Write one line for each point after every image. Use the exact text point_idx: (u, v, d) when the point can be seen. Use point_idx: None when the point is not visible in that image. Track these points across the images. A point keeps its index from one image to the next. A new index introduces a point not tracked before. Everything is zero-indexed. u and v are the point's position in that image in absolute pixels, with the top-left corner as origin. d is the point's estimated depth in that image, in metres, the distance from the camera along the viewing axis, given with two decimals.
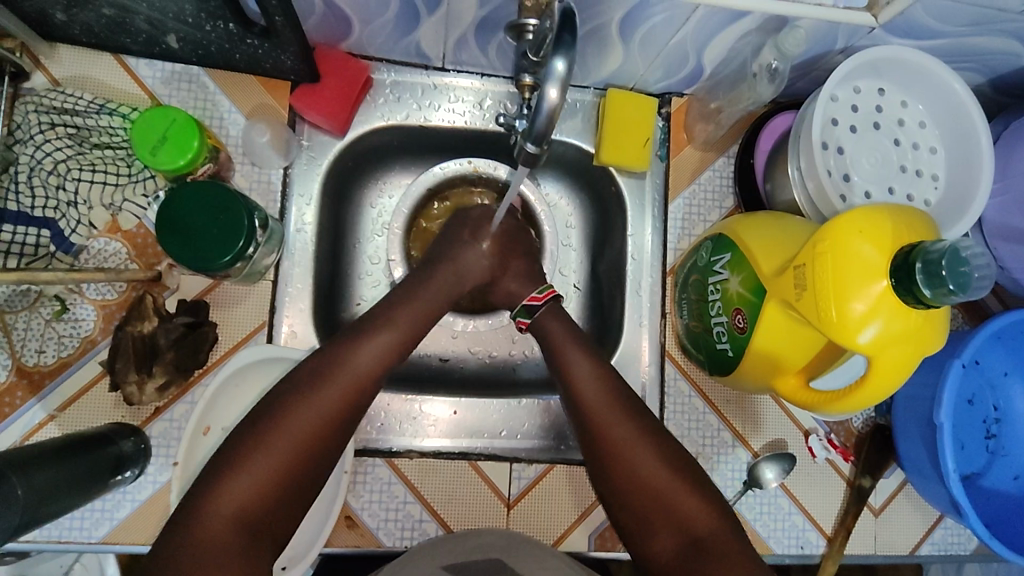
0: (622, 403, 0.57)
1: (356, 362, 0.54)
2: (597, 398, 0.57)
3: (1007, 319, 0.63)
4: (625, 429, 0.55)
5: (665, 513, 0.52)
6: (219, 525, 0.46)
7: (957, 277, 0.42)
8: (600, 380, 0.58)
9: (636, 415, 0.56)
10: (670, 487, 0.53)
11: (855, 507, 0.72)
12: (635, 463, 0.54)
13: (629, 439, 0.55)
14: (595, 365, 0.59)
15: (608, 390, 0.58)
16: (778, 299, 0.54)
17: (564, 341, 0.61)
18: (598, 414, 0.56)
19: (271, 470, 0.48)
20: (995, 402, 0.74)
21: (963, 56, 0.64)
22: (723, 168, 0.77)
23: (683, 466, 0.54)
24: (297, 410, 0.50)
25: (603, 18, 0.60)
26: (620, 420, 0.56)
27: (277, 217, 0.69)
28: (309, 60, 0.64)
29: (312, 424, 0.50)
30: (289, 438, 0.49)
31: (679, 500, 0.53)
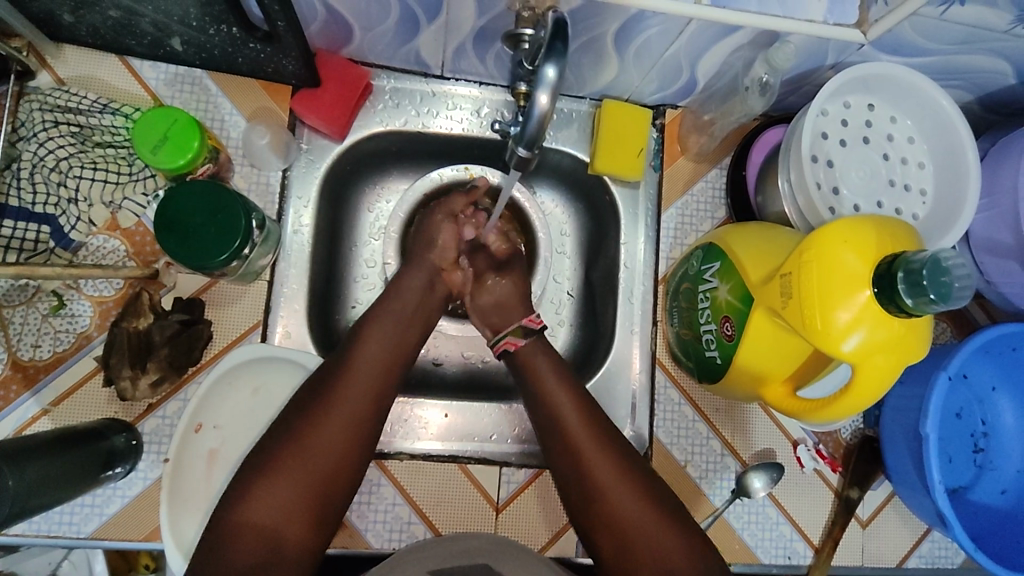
0: (599, 440, 0.58)
1: (365, 383, 0.57)
2: (575, 428, 0.59)
3: (992, 333, 0.65)
4: (603, 463, 0.57)
5: (639, 547, 0.54)
6: (250, 536, 0.50)
7: (938, 285, 0.43)
8: (581, 413, 0.60)
9: (615, 448, 0.58)
10: (648, 522, 0.54)
11: (842, 518, 0.72)
12: (612, 495, 0.56)
13: (607, 472, 0.57)
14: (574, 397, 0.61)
15: (589, 422, 0.59)
16: (764, 307, 0.54)
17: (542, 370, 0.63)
18: (579, 445, 0.58)
19: (298, 488, 0.52)
20: (983, 417, 0.75)
21: (951, 74, 0.66)
22: (716, 179, 0.78)
23: (661, 501, 0.56)
24: (316, 430, 0.54)
25: (599, 30, 0.61)
26: (598, 452, 0.58)
27: (275, 218, 0.70)
28: (310, 65, 0.66)
29: (333, 443, 0.54)
30: (306, 455, 0.53)
31: (658, 541, 0.54)
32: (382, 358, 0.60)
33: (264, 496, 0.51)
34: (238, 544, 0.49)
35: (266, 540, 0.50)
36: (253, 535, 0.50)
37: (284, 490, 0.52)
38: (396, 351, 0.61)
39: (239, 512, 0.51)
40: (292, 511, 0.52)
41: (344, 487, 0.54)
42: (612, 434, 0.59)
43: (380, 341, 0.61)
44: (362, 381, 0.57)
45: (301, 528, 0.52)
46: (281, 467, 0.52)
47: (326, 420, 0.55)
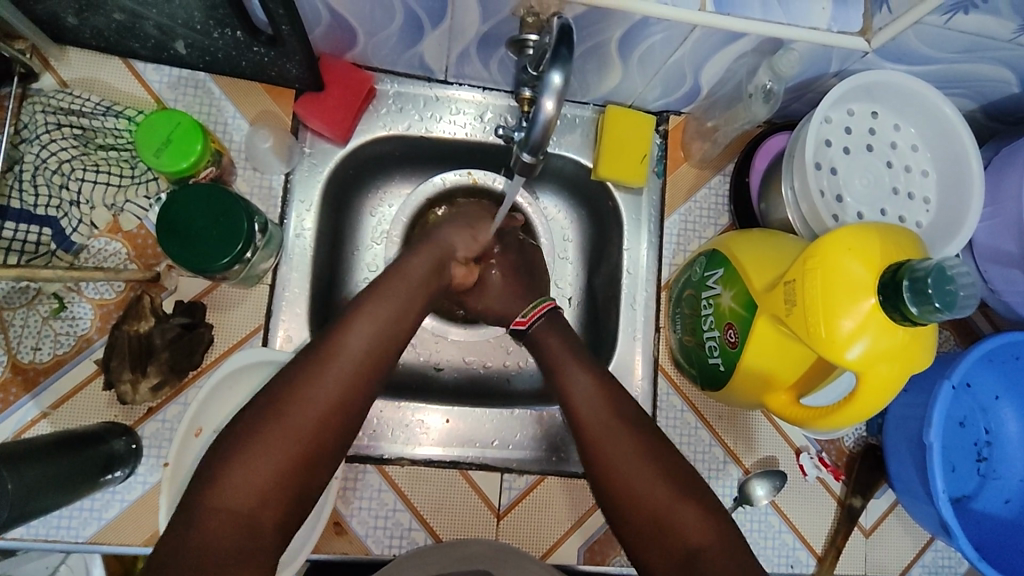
0: (615, 414, 0.58)
1: (350, 361, 0.54)
2: (589, 410, 0.58)
3: (995, 341, 0.64)
4: (618, 444, 0.56)
5: (657, 527, 0.53)
6: (223, 522, 0.47)
7: (943, 294, 0.43)
8: (598, 390, 0.60)
9: (630, 427, 0.57)
10: (661, 496, 0.54)
11: (845, 527, 0.72)
12: (627, 476, 0.55)
13: (621, 454, 0.56)
14: (589, 378, 0.60)
15: (604, 400, 0.59)
16: (768, 315, 0.54)
17: (559, 357, 0.63)
18: (590, 423, 0.58)
19: (274, 467, 0.50)
20: (987, 426, 0.75)
21: (954, 82, 0.66)
22: (718, 186, 0.78)
23: (678, 475, 0.55)
24: (292, 409, 0.51)
25: (603, 35, 0.61)
26: (613, 433, 0.57)
27: (277, 222, 0.70)
28: (313, 69, 0.66)
29: (308, 422, 0.51)
30: (282, 436, 0.50)
31: (673, 515, 0.53)
32: (374, 333, 0.56)
33: (235, 477, 0.49)
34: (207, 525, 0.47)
35: (239, 523, 0.48)
36: (226, 518, 0.48)
37: (257, 470, 0.49)
38: (390, 327, 0.57)
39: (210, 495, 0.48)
40: (264, 493, 0.49)
41: (317, 469, 0.52)
42: (628, 409, 0.58)
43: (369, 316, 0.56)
44: (345, 357, 0.54)
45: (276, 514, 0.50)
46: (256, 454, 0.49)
47: (306, 397, 0.52)
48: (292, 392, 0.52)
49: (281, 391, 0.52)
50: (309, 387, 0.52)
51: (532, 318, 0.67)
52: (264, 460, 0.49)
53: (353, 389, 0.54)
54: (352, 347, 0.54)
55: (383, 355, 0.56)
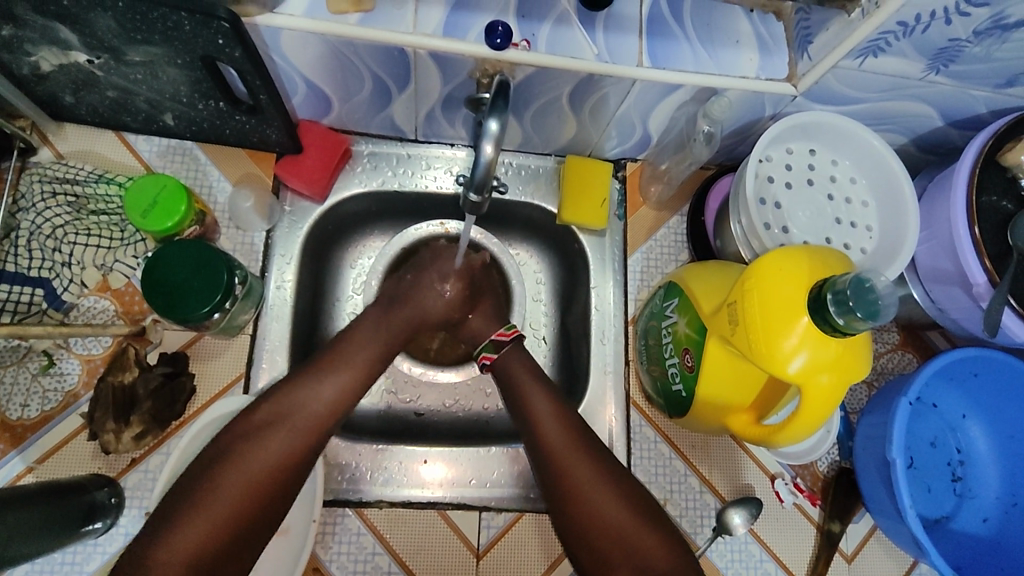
0: (581, 442, 0.60)
1: (306, 419, 0.58)
2: (562, 443, 0.60)
3: (946, 359, 0.67)
4: (591, 474, 0.58)
5: (622, 552, 0.56)
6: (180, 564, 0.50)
7: (866, 302, 0.46)
8: (562, 422, 0.61)
9: (597, 457, 0.59)
10: (626, 522, 0.56)
11: (826, 552, 0.71)
12: (599, 505, 0.57)
13: (590, 482, 0.58)
14: (558, 421, 0.61)
15: (569, 428, 0.61)
16: (718, 336, 0.57)
17: (531, 398, 0.64)
18: (554, 449, 0.60)
19: (234, 508, 0.53)
20: (957, 444, 0.76)
21: (883, 119, 0.71)
22: (677, 226, 0.82)
23: (639, 500, 0.58)
24: (247, 455, 0.54)
25: (554, 92, 0.68)
26: (583, 464, 0.59)
27: (258, 275, 0.73)
28: (292, 133, 0.72)
29: (262, 463, 0.55)
30: (241, 481, 0.53)
31: (638, 539, 0.56)
32: (333, 384, 0.60)
33: (186, 525, 0.51)
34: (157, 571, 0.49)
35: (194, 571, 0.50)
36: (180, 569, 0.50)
37: (215, 514, 0.52)
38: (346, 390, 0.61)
39: (157, 547, 0.50)
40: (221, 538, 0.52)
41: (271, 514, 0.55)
42: (592, 437, 0.61)
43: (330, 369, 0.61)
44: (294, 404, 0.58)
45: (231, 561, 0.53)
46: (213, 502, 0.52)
47: (264, 438, 0.55)
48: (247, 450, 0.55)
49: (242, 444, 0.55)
50: (266, 433, 0.56)
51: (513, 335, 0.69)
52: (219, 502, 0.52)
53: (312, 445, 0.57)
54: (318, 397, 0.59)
55: (338, 403, 0.60)
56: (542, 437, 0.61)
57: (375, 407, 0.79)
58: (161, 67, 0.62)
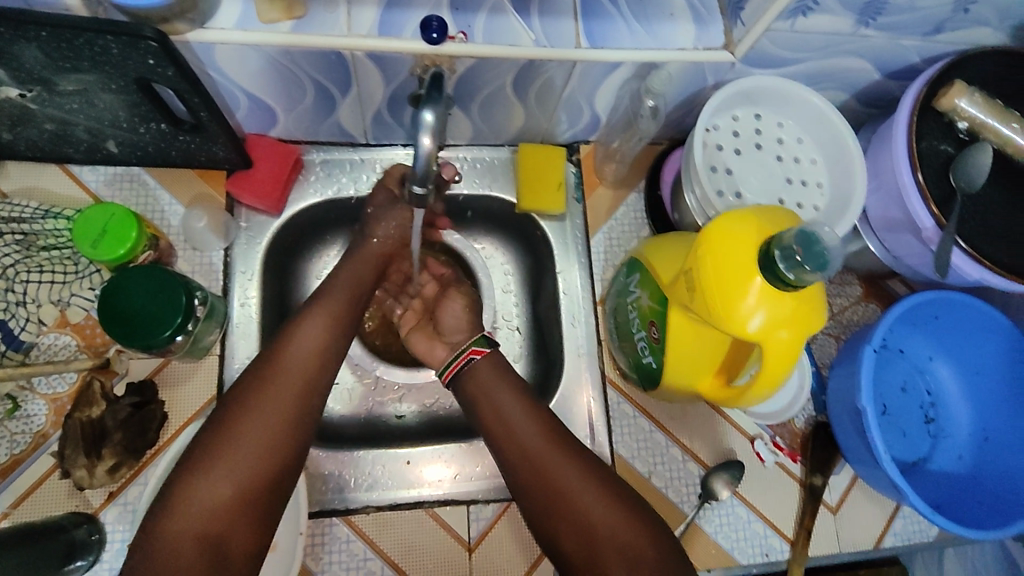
0: (561, 443, 0.61)
1: (296, 370, 0.58)
2: (542, 446, 0.60)
3: (904, 305, 0.69)
4: (574, 474, 0.59)
5: (614, 549, 0.55)
6: (193, 543, 0.50)
7: (814, 256, 0.46)
8: (541, 425, 0.62)
9: (579, 457, 0.60)
10: (614, 519, 0.57)
11: (809, 506, 0.73)
12: (585, 503, 0.57)
13: (574, 482, 0.58)
14: (547, 432, 0.61)
15: (547, 430, 0.61)
16: (678, 305, 0.58)
17: (506, 401, 0.64)
18: (534, 452, 0.60)
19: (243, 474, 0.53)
20: (928, 387, 0.79)
21: (822, 78, 0.73)
22: (635, 203, 0.83)
23: (625, 497, 0.58)
24: (245, 418, 0.55)
25: (497, 82, 0.68)
26: (566, 465, 0.59)
27: (220, 295, 0.72)
28: (239, 149, 0.71)
29: (267, 427, 0.55)
30: (246, 445, 0.54)
31: (627, 536, 0.56)
32: (315, 341, 0.61)
33: (194, 497, 0.51)
34: (170, 552, 0.49)
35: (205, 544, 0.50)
36: (193, 542, 0.50)
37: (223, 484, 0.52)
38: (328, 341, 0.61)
39: (167, 523, 0.50)
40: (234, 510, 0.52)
41: (294, 470, 0.56)
42: (571, 438, 0.62)
43: (310, 320, 0.62)
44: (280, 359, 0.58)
45: (247, 532, 0.53)
46: (222, 469, 0.52)
47: (258, 401, 0.56)
48: (245, 412, 0.55)
49: (235, 409, 0.55)
50: (261, 396, 0.56)
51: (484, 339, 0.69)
52: (233, 463, 0.53)
53: (306, 397, 0.58)
54: (298, 351, 0.59)
55: (323, 363, 0.60)
56: (521, 440, 0.61)
57: (355, 415, 0.79)
58: (96, 94, 0.61)
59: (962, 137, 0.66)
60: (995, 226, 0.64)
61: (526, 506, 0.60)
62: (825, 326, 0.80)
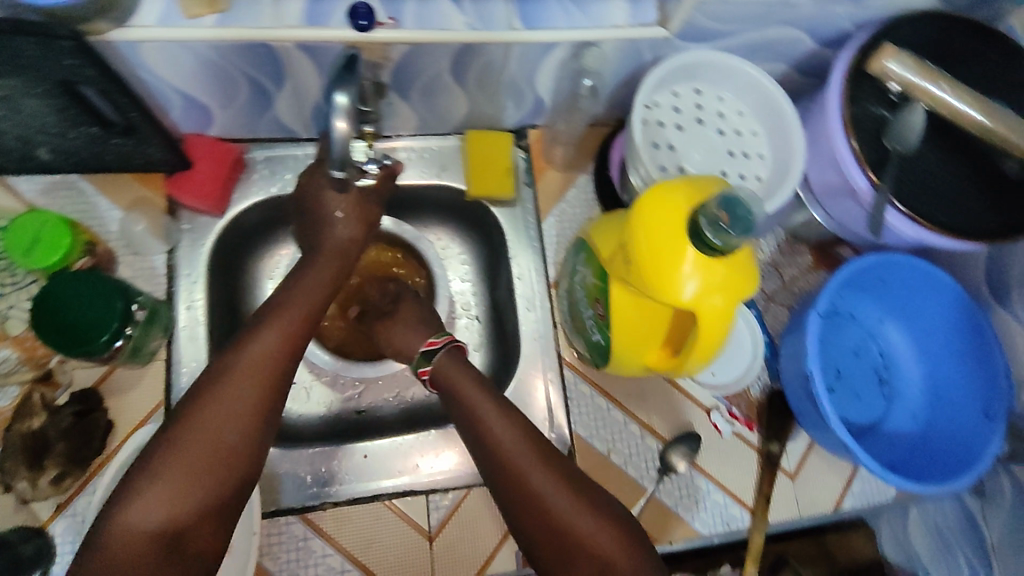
0: (537, 447, 0.60)
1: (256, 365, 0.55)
2: (516, 449, 0.59)
3: (845, 271, 0.71)
4: (546, 479, 0.58)
5: (585, 557, 0.55)
6: (145, 543, 0.48)
7: (740, 222, 0.48)
8: (516, 428, 0.61)
9: (553, 461, 0.59)
10: (586, 526, 0.56)
11: (767, 474, 0.74)
12: (559, 509, 0.57)
13: (548, 488, 0.57)
14: (521, 435, 0.60)
15: (522, 433, 0.61)
16: (619, 279, 0.58)
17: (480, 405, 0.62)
18: (509, 455, 0.59)
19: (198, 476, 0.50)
20: (880, 350, 0.80)
21: (759, 49, 0.73)
22: (585, 185, 0.83)
23: (600, 501, 0.58)
24: (202, 416, 0.52)
25: (434, 68, 0.67)
26: (539, 471, 0.58)
27: (165, 300, 0.71)
28: (176, 149, 0.69)
29: (225, 427, 0.52)
30: (202, 447, 0.51)
31: (599, 541, 0.55)
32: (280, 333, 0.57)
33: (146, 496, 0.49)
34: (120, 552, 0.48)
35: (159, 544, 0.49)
36: (145, 541, 0.48)
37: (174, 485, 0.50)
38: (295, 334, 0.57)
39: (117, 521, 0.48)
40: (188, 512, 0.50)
41: (246, 478, 0.53)
42: (547, 442, 0.61)
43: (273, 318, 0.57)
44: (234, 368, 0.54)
45: (204, 531, 0.51)
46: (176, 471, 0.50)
47: (216, 400, 0.52)
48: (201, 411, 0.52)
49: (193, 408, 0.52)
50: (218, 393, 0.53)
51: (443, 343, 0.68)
52: (181, 478, 0.50)
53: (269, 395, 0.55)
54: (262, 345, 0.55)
55: (288, 359, 0.57)
56: (495, 444, 0.60)
57: (313, 412, 0.78)
58: (20, 100, 0.60)
59: (894, 99, 0.66)
60: (931, 187, 0.65)
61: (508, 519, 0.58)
62: (777, 296, 0.81)
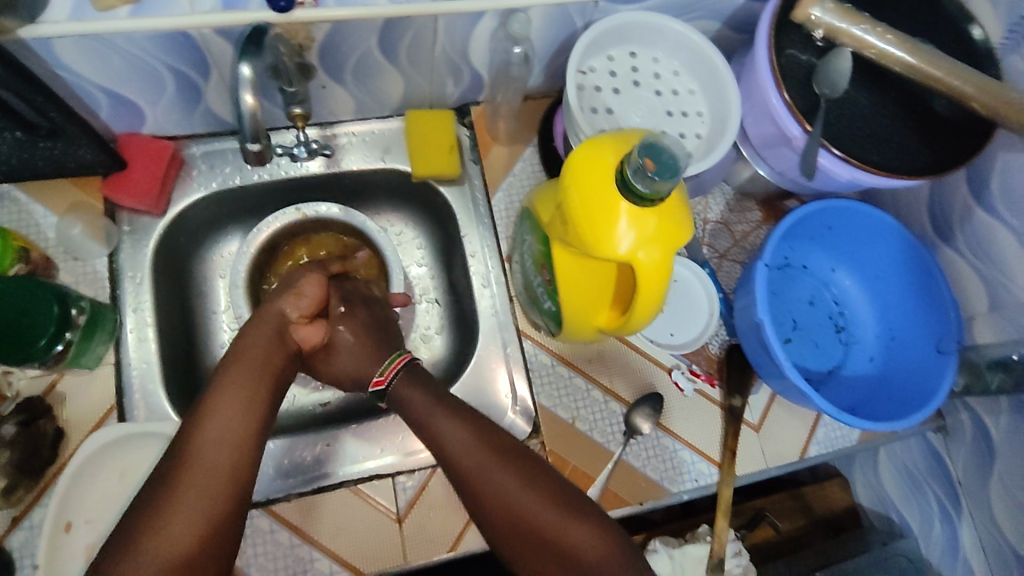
0: (504, 455, 0.61)
1: (228, 419, 0.56)
2: (484, 461, 0.60)
3: (787, 221, 0.72)
4: (519, 485, 0.59)
5: (570, 557, 0.56)
6: None
7: (665, 166, 0.48)
8: (482, 438, 0.61)
9: (524, 467, 0.60)
10: (564, 525, 0.57)
11: (732, 427, 0.74)
12: (535, 514, 0.58)
13: (523, 496, 0.58)
14: (486, 445, 0.61)
15: (488, 442, 0.61)
16: (560, 241, 0.58)
17: (444, 419, 0.62)
18: (477, 468, 0.60)
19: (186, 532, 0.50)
20: (834, 297, 0.81)
21: (689, 7, 0.73)
22: (531, 158, 0.83)
23: (574, 498, 0.59)
24: (183, 474, 0.52)
25: (362, 48, 0.66)
26: (512, 480, 0.59)
27: (109, 303, 0.70)
28: (107, 149, 0.68)
29: (204, 479, 0.52)
30: (185, 504, 0.51)
31: (581, 538, 0.57)
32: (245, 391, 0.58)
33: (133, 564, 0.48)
34: None
35: None
36: None
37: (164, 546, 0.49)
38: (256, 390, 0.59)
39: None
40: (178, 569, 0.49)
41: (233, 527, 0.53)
42: (513, 447, 0.62)
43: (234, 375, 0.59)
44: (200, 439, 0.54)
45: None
46: (160, 530, 0.49)
47: (194, 456, 0.53)
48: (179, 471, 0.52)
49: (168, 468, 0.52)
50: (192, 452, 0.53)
51: (390, 375, 0.66)
52: (169, 538, 0.49)
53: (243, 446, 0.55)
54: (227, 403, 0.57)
55: (255, 409, 0.58)
56: (463, 458, 0.60)
57: None
58: None
59: (820, 46, 0.67)
60: (862, 130, 0.66)
61: (512, 556, 0.59)
62: (730, 252, 0.81)
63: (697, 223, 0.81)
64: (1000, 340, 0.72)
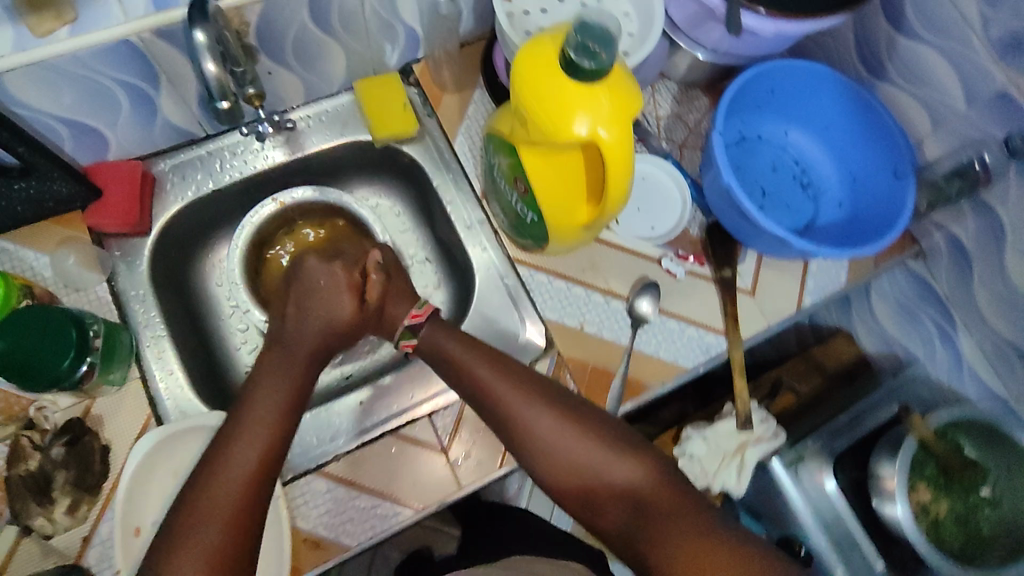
0: (535, 394, 0.65)
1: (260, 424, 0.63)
2: (513, 400, 0.65)
3: (730, 91, 0.75)
4: (551, 425, 0.64)
5: (605, 489, 0.63)
6: None
7: (601, 40, 0.52)
8: (510, 380, 0.66)
9: (555, 405, 0.65)
10: (597, 460, 0.63)
11: (728, 295, 0.78)
12: (568, 450, 0.63)
13: (555, 433, 0.64)
14: (515, 385, 0.66)
15: (514, 382, 0.66)
16: (525, 146, 0.62)
17: (473, 367, 0.67)
18: (507, 407, 0.65)
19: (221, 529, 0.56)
20: (794, 158, 0.85)
21: None
22: (483, 98, 0.84)
23: (605, 431, 0.64)
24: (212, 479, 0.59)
25: (296, 23, 0.69)
26: (544, 418, 0.64)
27: (121, 322, 0.73)
28: (81, 179, 0.70)
29: (233, 483, 0.59)
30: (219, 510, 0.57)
31: (614, 472, 0.62)
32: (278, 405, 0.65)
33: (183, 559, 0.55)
34: None
35: None
36: None
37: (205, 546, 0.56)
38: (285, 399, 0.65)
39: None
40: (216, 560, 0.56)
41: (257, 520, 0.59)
42: (544, 386, 0.66)
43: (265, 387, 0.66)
44: (229, 482, 0.59)
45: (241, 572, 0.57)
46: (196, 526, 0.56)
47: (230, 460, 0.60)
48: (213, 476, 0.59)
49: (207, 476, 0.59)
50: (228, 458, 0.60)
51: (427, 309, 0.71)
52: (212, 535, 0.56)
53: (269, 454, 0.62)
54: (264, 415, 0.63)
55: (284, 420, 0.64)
56: (494, 397, 0.65)
57: None
58: None
59: None
60: None
61: (545, 481, 0.65)
62: (688, 141, 0.85)
63: (651, 120, 0.85)
64: (949, 155, 0.77)
